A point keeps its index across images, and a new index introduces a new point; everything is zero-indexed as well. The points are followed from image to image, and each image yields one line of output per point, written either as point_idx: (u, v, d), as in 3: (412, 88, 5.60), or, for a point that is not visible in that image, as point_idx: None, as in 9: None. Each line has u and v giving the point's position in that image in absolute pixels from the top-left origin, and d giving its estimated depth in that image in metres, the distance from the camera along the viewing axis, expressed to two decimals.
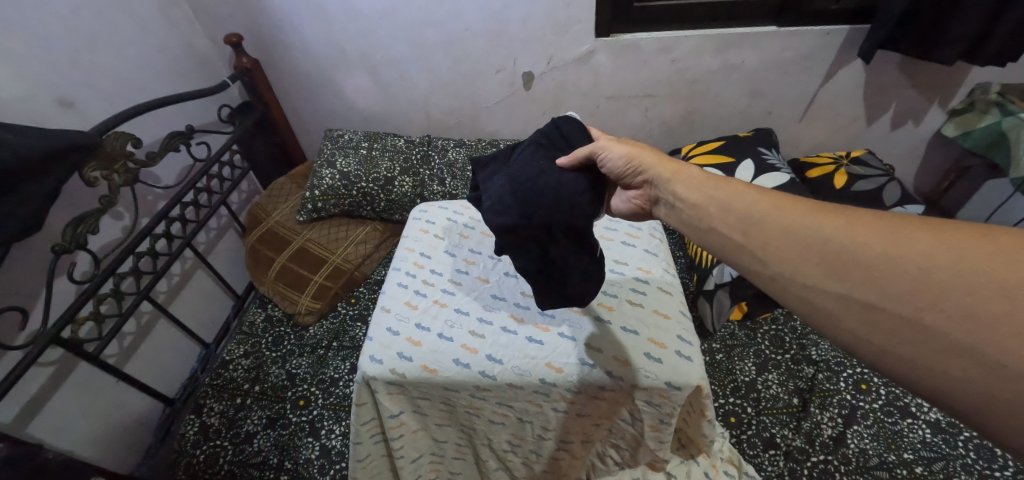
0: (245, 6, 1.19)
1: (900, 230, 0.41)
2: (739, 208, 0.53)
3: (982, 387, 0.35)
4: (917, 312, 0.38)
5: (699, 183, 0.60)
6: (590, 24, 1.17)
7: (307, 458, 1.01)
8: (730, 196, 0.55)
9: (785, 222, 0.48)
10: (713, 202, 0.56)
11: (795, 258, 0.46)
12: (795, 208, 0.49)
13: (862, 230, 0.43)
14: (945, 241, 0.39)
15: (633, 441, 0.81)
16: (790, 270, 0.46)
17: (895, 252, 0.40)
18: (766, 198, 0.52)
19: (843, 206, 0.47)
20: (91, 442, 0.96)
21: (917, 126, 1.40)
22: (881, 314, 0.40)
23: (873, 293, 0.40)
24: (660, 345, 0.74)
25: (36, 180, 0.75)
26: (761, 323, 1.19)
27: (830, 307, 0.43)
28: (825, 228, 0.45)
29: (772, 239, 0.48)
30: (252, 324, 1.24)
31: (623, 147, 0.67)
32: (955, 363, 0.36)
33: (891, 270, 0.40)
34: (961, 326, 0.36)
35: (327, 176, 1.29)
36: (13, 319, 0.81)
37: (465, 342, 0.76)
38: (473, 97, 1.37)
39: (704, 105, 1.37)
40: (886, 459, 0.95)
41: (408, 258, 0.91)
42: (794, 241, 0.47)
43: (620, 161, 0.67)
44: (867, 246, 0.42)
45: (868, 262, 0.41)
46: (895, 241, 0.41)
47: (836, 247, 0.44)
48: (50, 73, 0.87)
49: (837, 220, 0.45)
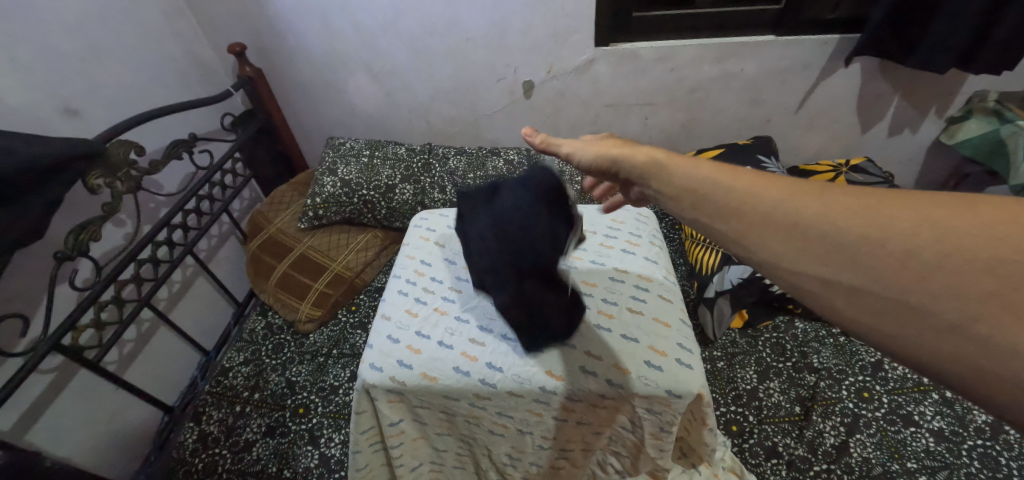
0: (250, 16, 1.21)
1: (876, 209, 0.37)
2: (712, 197, 0.46)
3: (975, 362, 0.32)
4: (901, 293, 0.34)
5: (671, 175, 0.51)
6: (590, 34, 1.18)
7: (307, 467, 1.00)
8: (700, 183, 0.48)
9: (761, 205, 0.42)
10: (684, 192, 0.49)
11: (774, 243, 0.40)
12: (770, 189, 0.43)
13: (838, 211, 0.38)
14: (922, 216, 0.35)
15: (633, 449, 0.80)
16: (771, 258, 0.40)
17: (877, 234, 0.36)
18: (737, 179, 0.45)
19: (815, 182, 0.41)
20: (89, 451, 0.96)
21: (913, 134, 1.40)
22: (866, 296, 0.36)
23: (859, 277, 0.36)
24: (660, 352, 0.74)
25: (45, 187, 0.76)
26: (761, 331, 1.19)
27: (815, 291, 0.38)
28: (804, 212, 0.40)
29: (749, 225, 0.42)
30: (252, 331, 1.24)
31: (591, 145, 0.64)
32: (946, 341, 0.33)
33: (872, 250, 0.36)
34: (949, 304, 0.33)
35: (330, 183, 1.30)
36: (12, 326, 0.82)
37: (465, 350, 0.75)
38: (474, 106, 1.38)
39: (704, 113, 1.38)
40: (889, 468, 0.94)
41: (409, 266, 0.91)
42: (771, 226, 0.41)
43: (589, 156, 0.64)
44: (845, 227, 0.37)
45: (850, 245, 0.37)
46: (872, 221, 0.37)
47: (815, 232, 0.39)
48: (58, 84, 0.88)
49: (815, 202, 0.40)
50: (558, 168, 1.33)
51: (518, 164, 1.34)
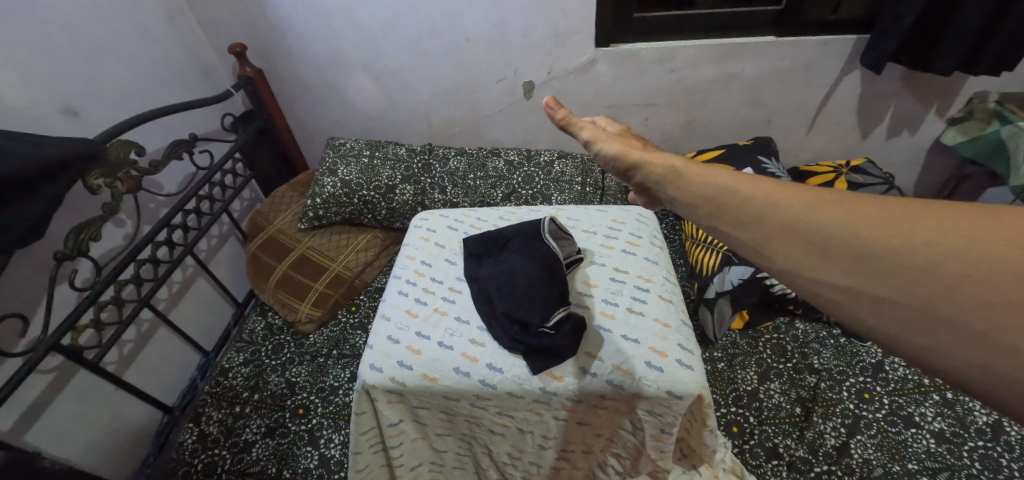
0: (251, 16, 1.21)
1: (899, 221, 0.37)
2: (731, 205, 0.46)
3: (1002, 372, 0.31)
4: (927, 302, 0.34)
5: (690, 182, 0.52)
6: (590, 34, 1.18)
7: (306, 467, 0.99)
8: (718, 191, 0.48)
9: (782, 216, 0.42)
10: (702, 200, 0.49)
11: (797, 254, 0.40)
12: (789, 199, 0.43)
13: (862, 222, 0.38)
14: (946, 228, 0.35)
15: (633, 451, 0.80)
16: (793, 267, 0.40)
17: (901, 245, 0.36)
18: (757, 188, 0.45)
19: (840, 192, 0.41)
20: (89, 451, 0.96)
21: (912, 136, 1.40)
22: (892, 306, 0.35)
23: (883, 287, 0.36)
24: (661, 353, 0.73)
25: (44, 187, 0.76)
26: (761, 332, 1.19)
27: (839, 300, 0.38)
28: (828, 221, 0.40)
29: (772, 234, 0.42)
30: (252, 332, 1.24)
31: (611, 138, 0.65)
32: (970, 350, 0.32)
33: (897, 262, 0.36)
34: (975, 314, 0.32)
35: (330, 184, 1.30)
36: (12, 326, 0.82)
37: (465, 350, 0.75)
38: (474, 106, 1.38)
39: (704, 114, 1.37)
40: (890, 470, 0.94)
41: (409, 266, 0.91)
42: (792, 236, 0.41)
43: (608, 150, 0.65)
44: (868, 238, 0.37)
45: (873, 255, 0.37)
46: (897, 232, 0.36)
47: (839, 241, 0.39)
48: (59, 84, 0.88)
49: (836, 212, 0.40)
50: (558, 168, 1.33)
51: (518, 164, 1.34)
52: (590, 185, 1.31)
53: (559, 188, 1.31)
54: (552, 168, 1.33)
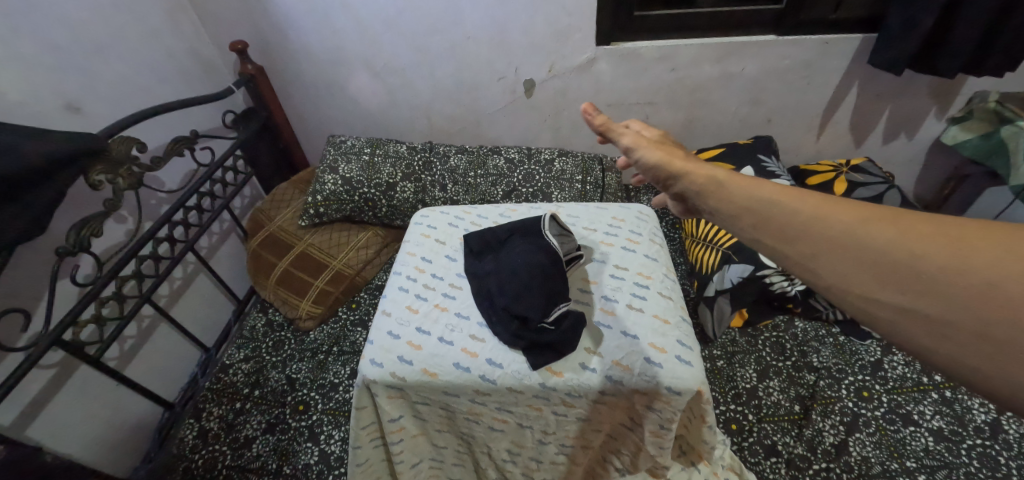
0: (252, 13, 1.21)
1: (959, 240, 0.35)
2: (777, 219, 0.44)
3: None
4: (986, 324, 0.32)
5: (733, 193, 0.48)
6: (590, 32, 1.19)
7: (306, 463, 1.00)
8: (765, 203, 0.45)
9: (791, 220, 0.43)
10: (747, 211, 0.46)
11: (845, 269, 0.39)
12: (802, 204, 0.43)
13: (920, 241, 0.36)
14: (1007, 249, 0.33)
15: (633, 447, 0.80)
16: (840, 280, 0.39)
17: (958, 264, 0.34)
18: (801, 202, 0.43)
19: (864, 203, 0.41)
20: (90, 446, 0.96)
21: (910, 139, 1.41)
22: (946, 327, 0.34)
23: (940, 307, 0.34)
24: (660, 349, 0.74)
25: (48, 183, 0.77)
26: (761, 330, 1.19)
27: (888, 319, 0.36)
28: (878, 239, 0.38)
29: (813, 246, 0.41)
30: (252, 329, 1.24)
31: (653, 145, 0.61)
32: None
33: (954, 282, 0.34)
34: None
35: (330, 181, 1.30)
36: (14, 320, 0.82)
37: (465, 346, 0.75)
38: (475, 104, 1.38)
39: (704, 112, 1.38)
40: (887, 467, 0.94)
41: (410, 263, 0.91)
42: (838, 250, 0.39)
43: (650, 157, 0.60)
44: (925, 257, 0.36)
45: (931, 275, 0.35)
46: (958, 251, 0.35)
47: (890, 258, 0.37)
48: (60, 80, 0.89)
49: (889, 230, 0.38)
50: (558, 167, 1.33)
51: (518, 162, 1.34)
52: (590, 183, 1.31)
53: (559, 186, 1.31)
54: (552, 166, 1.33)
